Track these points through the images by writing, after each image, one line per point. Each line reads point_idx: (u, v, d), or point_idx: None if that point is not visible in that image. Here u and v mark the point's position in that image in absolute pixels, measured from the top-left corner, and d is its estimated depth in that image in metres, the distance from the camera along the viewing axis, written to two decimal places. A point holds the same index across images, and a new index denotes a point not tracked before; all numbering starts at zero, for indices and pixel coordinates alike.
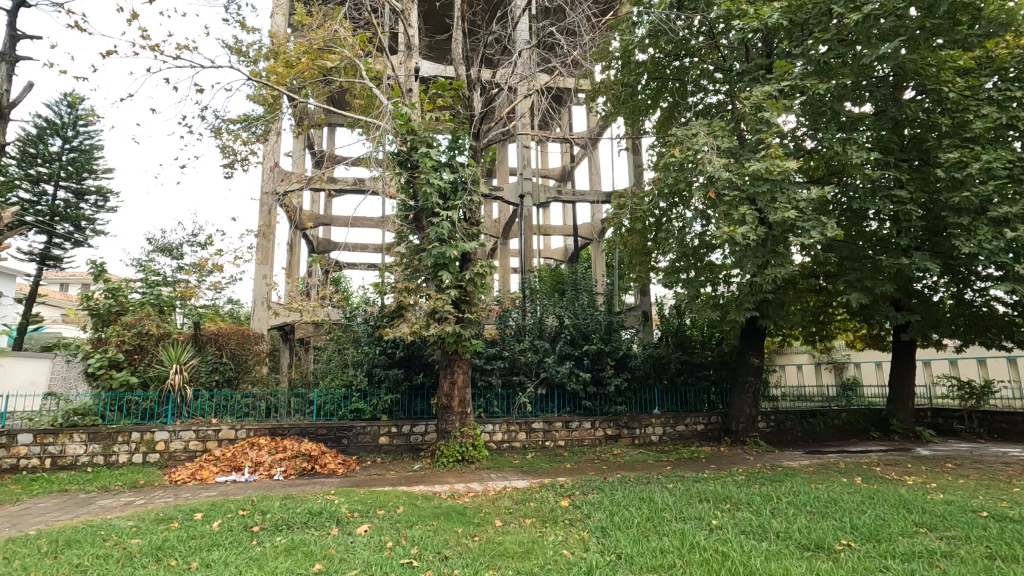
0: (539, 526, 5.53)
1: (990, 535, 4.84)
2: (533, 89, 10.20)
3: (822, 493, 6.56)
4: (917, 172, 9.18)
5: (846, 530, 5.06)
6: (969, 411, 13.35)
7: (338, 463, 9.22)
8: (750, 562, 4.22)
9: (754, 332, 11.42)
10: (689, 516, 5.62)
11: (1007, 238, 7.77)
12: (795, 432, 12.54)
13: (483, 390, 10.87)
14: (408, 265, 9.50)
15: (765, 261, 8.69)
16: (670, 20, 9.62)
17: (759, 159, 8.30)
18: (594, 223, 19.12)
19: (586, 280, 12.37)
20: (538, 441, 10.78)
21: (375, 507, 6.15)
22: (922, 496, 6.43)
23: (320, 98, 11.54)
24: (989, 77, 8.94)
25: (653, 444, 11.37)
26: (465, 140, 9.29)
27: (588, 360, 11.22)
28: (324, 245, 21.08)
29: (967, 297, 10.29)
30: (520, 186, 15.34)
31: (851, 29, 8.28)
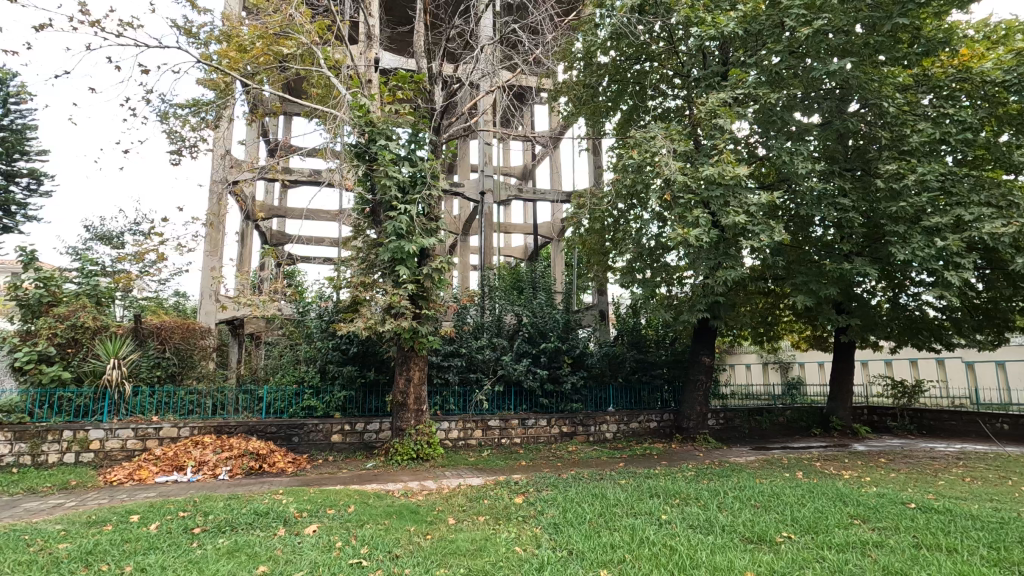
0: (492, 523, 5.52)
1: (917, 525, 5.14)
2: (495, 85, 10.17)
3: (765, 487, 6.82)
4: (858, 182, 9.63)
5: (787, 523, 5.27)
6: (901, 409, 14.16)
7: (288, 462, 8.94)
8: (697, 556, 4.32)
9: (706, 332, 11.75)
10: (640, 512, 5.74)
11: (938, 246, 8.25)
12: (743, 429, 13.02)
13: (439, 387, 10.79)
14: (365, 260, 9.29)
15: (717, 263, 8.95)
16: (631, 24, 9.80)
17: (712, 164, 8.54)
18: (554, 222, 19.26)
19: (544, 279, 12.48)
20: (494, 438, 10.77)
21: (325, 506, 6.00)
22: (857, 490, 6.76)
23: (275, 86, 11.17)
24: (926, 94, 9.44)
25: (607, 441, 11.56)
26: (425, 134, 9.16)
27: (545, 357, 11.32)
28: (278, 238, 20.47)
29: (901, 301, 10.85)
30: (481, 183, 15.26)
31: (801, 43, 8.61)
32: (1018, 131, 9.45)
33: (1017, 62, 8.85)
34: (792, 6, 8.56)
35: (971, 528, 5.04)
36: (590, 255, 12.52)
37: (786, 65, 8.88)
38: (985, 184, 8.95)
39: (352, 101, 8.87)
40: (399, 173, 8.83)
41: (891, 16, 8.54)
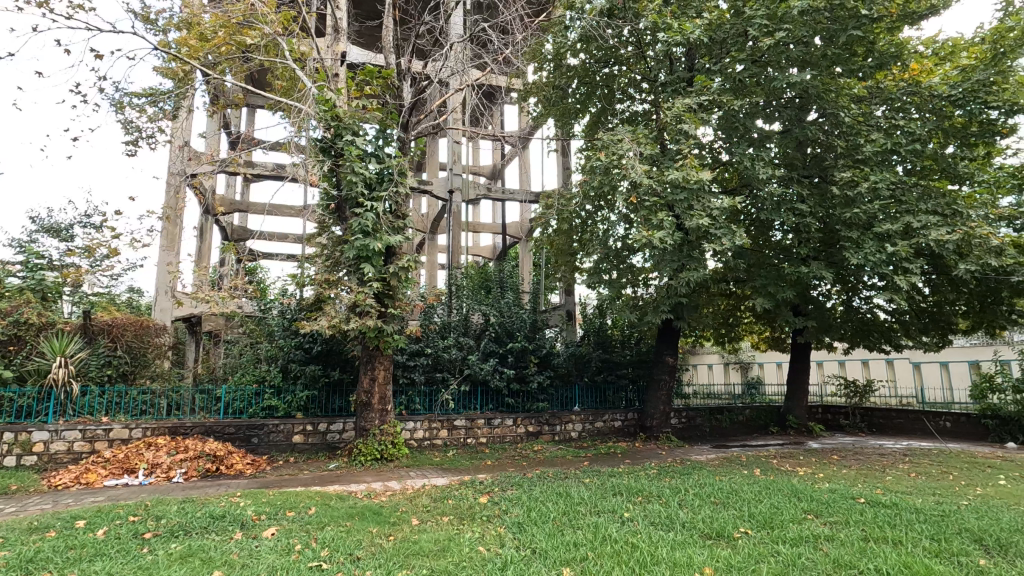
0: (456, 523, 5.49)
1: (866, 519, 5.35)
2: (464, 83, 10.11)
3: (724, 485, 6.99)
4: (816, 189, 9.96)
5: (744, 519, 5.42)
6: (853, 408, 14.72)
7: (246, 463, 8.68)
8: (657, 553, 4.39)
9: (670, 332, 11.95)
10: (603, 510, 5.80)
11: (888, 252, 8.61)
12: (704, 427, 13.34)
13: (404, 387, 10.68)
14: (329, 257, 9.12)
15: (681, 265, 9.13)
16: (600, 27, 9.92)
17: (677, 168, 8.71)
18: (523, 222, 19.30)
19: (512, 279, 12.49)
20: (460, 438, 10.73)
21: (284, 509, 5.86)
22: (811, 486, 7.01)
23: (238, 77, 10.85)
24: (879, 106, 9.75)
25: (572, 440, 11.65)
26: (393, 130, 9.05)
27: (512, 357, 11.34)
28: (240, 234, 19.89)
29: (855, 304, 11.26)
30: (450, 181, 15.18)
31: (763, 52, 8.86)
32: (963, 143, 9.96)
33: (961, 79, 9.55)
34: (755, 16, 8.80)
35: (915, 521, 5.28)
36: (558, 256, 12.61)
37: (749, 74, 9.13)
38: (932, 193, 9.39)
39: (317, 94, 8.68)
40: (365, 170, 8.69)
41: (846, 28, 8.82)
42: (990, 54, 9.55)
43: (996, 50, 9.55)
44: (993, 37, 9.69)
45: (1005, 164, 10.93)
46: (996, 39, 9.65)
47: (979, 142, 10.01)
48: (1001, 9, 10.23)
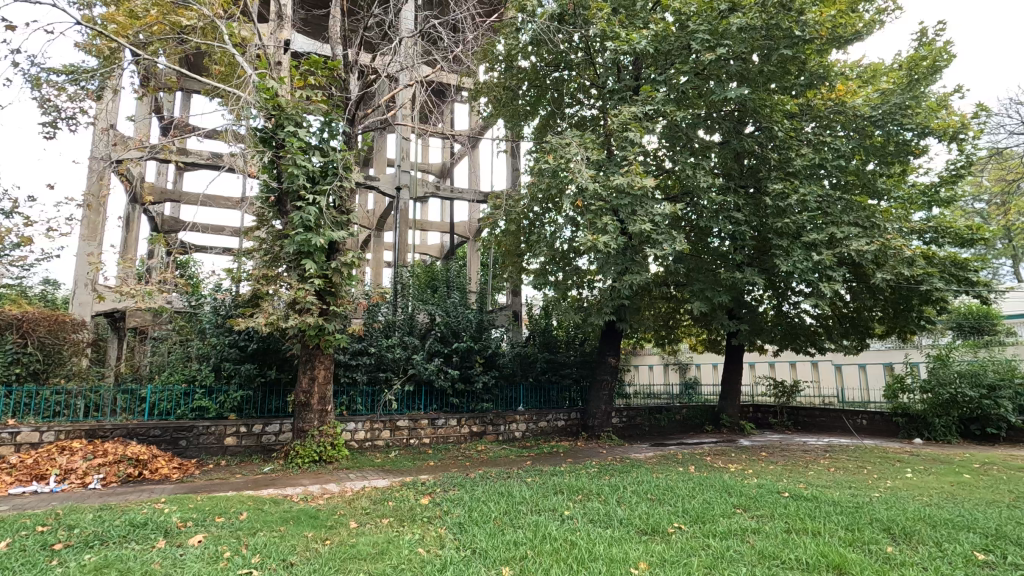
0: (396, 525, 5.41)
1: (789, 512, 5.67)
2: (414, 79, 9.96)
3: (661, 481, 7.23)
4: (751, 199, 10.46)
5: (678, 514, 5.62)
6: (781, 407, 15.56)
7: (173, 467, 8.20)
8: (594, 549, 4.49)
9: (613, 334, 12.23)
10: (544, 508, 5.87)
11: (814, 260, 9.16)
12: (644, 426, 13.76)
13: (346, 387, 10.42)
14: (268, 252, 8.78)
15: (624, 269, 9.36)
16: (551, 32, 10.05)
17: (622, 174, 8.94)
18: (471, 221, 19.23)
19: (459, 278, 12.44)
20: (402, 439, 10.57)
21: (213, 514, 5.59)
22: (741, 481, 7.37)
23: (171, 58, 10.27)
24: (809, 122, 10.37)
25: (515, 440, 11.72)
26: (338, 123, 8.80)
27: (457, 357, 11.28)
28: (171, 224, 18.85)
29: (784, 309, 11.89)
30: (397, 178, 14.95)
31: (705, 66, 9.22)
32: (882, 161, 10.75)
33: (881, 101, 10.26)
34: (697, 30, 9.15)
35: (832, 512, 5.63)
36: (505, 256, 12.66)
37: (692, 86, 9.48)
38: (854, 206, 10.06)
39: (258, 82, 8.33)
40: (309, 163, 8.41)
41: (779, 47, 9.22)
42: (906, 79, 10.47)
43: (911, 76, 10.50)
44: (909, 65, 10.68)
45: (917, 181, 11.91)
46: (912, 66, 10.62)
47: (895, 160, 10.84)
48: (917, 39, 11.13)
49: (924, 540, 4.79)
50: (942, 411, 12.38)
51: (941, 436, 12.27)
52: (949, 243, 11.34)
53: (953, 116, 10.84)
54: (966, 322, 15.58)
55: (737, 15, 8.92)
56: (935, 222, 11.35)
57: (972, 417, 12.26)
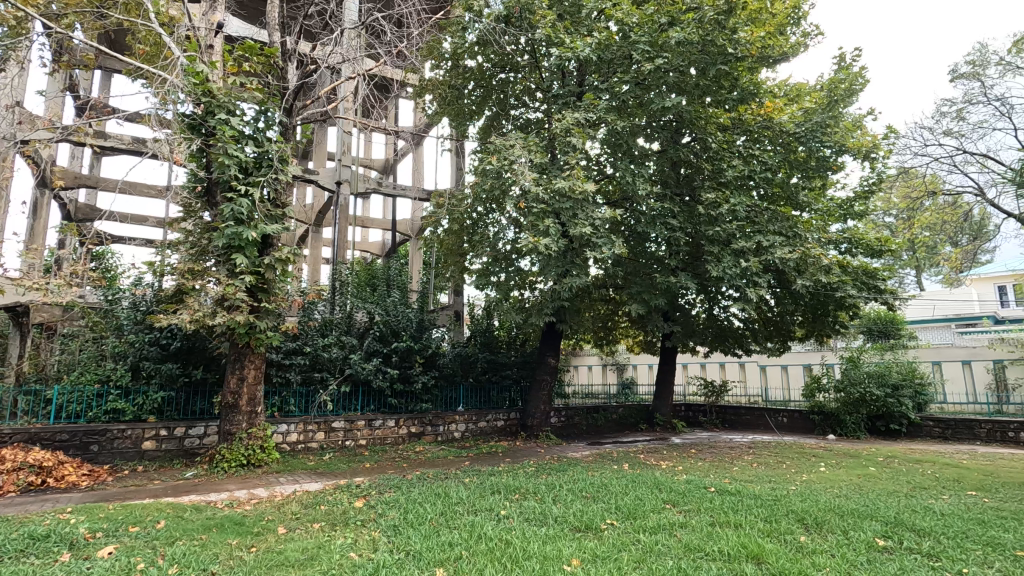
0: (327, 529, 5.26)
1: (714, 505, 5.94)
2: (356, 72, 9.69)
3: (596, 479, 7.41)
4: (686, 206, 10.90)
5: (612, 511, 5.77)
6: (710, 406, 16.31)
7: (82, 475, 7.58)
8: (528, 548, 4.54)
9: (553, 335, 12.40)
10: (480, 508, 5.87)
11: (742, 267, 9.65)
12: (581, 425, 14.04)
13: (278, 387, 10.03)
14: (195, 244, 8.30)
15: (565, 271, 9.50)
16: (496, 33, 10.08)
17: (564, 178, 9.10)
18: (414, 220, 18.97)
19: (400, 277, 12.24)
20: (337, 440, 10.28)
21: (126, 524, 5.23)
22: (671, 478, 7.66)
23: (89, 33, 9.56)
24: (740, 136, 10.98)
25: (454, 440, 11.67)
26: (275, 113, 8.45)
27: (396, 357, 11.09)
28: (86, 212, 17.55)
29: (715, 312, 12.45)
30: (337, 172, 14.53)
31: (646, 76, 9.50)
32: (804, 175, 11.43)
33: (805, 119, 11.02)
34: (638, 41, 9.44)
35: (753, 505, 5.96)
36: (447, 255, 12.59)
37: (633, 95, 9.76)
38: (779, 216, 10.67)
39: (186, 65, 7.88)
40: (241, 153, 8.03)
41: (715, 62, 9.48)
42: (826, 100, 11.20)
43: (831, 98, 11.27)
44: (829, 86, 11.48)
45: (835, 196, 12.81)
46: (832, 88, 11.41)
47: (816, 175, 11.53)
48: (836, 63, 11.98)
49: (833, 529, 5.15)
50: (852, 409, 13.32)
51: (851, 432, 13.21)
52: (861, 253, 12.26)
53: (866, 136, 11.74)
54: (875, 326, 17.39)
55: (675, 29, 9.27)
56: (849, 234, 12.25)
57: (878, 415, 13.28)
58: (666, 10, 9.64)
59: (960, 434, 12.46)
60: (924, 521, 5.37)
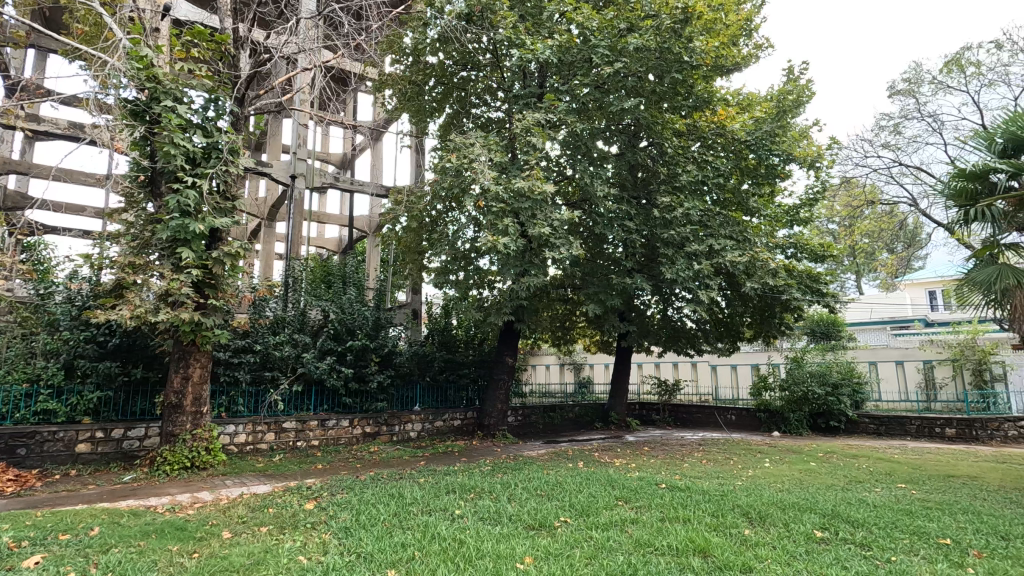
0: (275, 533, 5.12)
1: (664, 501, 6.10)
2: (312, 63, 9.41)
3: (550, 477, 7.49)
4: (642, 209, 11.13)
5: (566, 508, 5.83)
6: (663, 404, 16.81)
7: (7, 480, 7.11)
8: (482, 547, 4.54)
9: (511, 334, 12.43)
10: (435, 508, 5.83)
11: (694, 270, 9.92)
12: (538, 424, 14.15)
13: (226, 387, 9.68)
14: (137, 237, 7.91)
15: (524, 270, 9.53)
16: (458, 31, 10.02)
17: (523, 178, 9.13)
18: (372, 216, 18.66)
19: (356, 274, 12.01)
20: (289, 441, 10.01)
21: (56, 532, 4.93)
22: (624, 475, 7.82)
23: (21, 10, 8.96)
24: (695, 142, 11.30)
25: (410, 440, 11.55)
26: (225, 101, 8.14)
27: (351, 356, 10.88)
28: (17, 200, 16.45)
29: (669, 314, 12.77)
30: (292, 165, 14.13)
31: (605, 80, 9.64)
32: (754, 181, 11.96)
33: (755, 128, 11.45)
34: (598, 45, 9.58)
35: (701, 500, 6.15)
36: (405, 253, 12.47)
37: (592, 98, 9.90)
38: (730, 221, 11.05)
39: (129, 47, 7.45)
40: (188, 142, 7.69)
41: (671, 69, 9.72)
42: (775, 110, 11.66)
43: (780, 108, 11.73)
44: (778, 97, 11.95)
45: (783, 202, 13.33)
46: (781, 99, 11.89)
47: (765, 182, 12.07)
48: (786, 75, 12.48)
49: (775, 522, 5.38)
50: (795, 407, 13.92)
51: (794, 429, 13.78)
52: (806, 258, 12.83)
53: (812, 146, 12.29)
54: (818, 328, 18.37)
55: (634, 35, 9.45)
56: (795, 240, 12.80)
57: (819, 412, 13.93)
58: (625, 17, 9.82)
59: (892, 430, 13.23)
60: (858, 512, 5.67)
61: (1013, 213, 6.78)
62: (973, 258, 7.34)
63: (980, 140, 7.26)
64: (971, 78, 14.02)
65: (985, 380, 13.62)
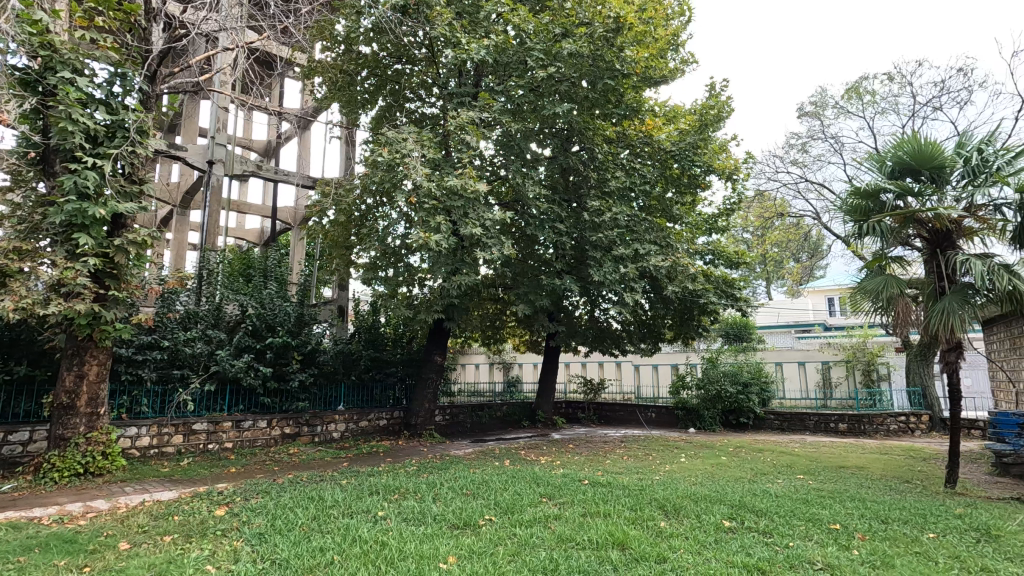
0: (180, 542, 4.79)
1: (586, 497, 6.29)
2: (234, 43, 8.87)
3: (476, 476, 7.50)
4: (573, 212, 11.36)
5: (490, 507, 5.86)
6: (588, 402, 17.29)
7: None
8: (405, 548, 4.47)
9: (440, 333, 12.30)
10: (356, 511, 5.67)
11: (620, 273, 10.27)
12: (466, 423, 14.13)
13: (128, 386, 8.96)
14: (25, 220, 7.13)
15: (455, 269, 9.47)
16: (393, 23, 9.80)
17: (456, 176, 9.07)
18: (297, 208, 17.88)
19: (278, 268, 11.46)
20: (199, 444, 9.40)
21: None
22: (549, 472, 7.97)
23: None
24: (624, 149, 11.70)
25: (333, 441, 11.18)
26: (133, 77, 7.51)
27: (270, 354, 10.37)
28: None
29: (596, 315, 13.18)
30: (210, 150, 13.26)
31: (539, 83, 9.77)
32: (677, 190, 12.49)
33: (680, 139, 12.02)
34: (534, 48, 9.69)
35: (620, 495, 6.39)
36: (332, 247, 12.09)
37: (527, 101, 9.99)
38: (654, 227, 11.54)
39: (19, 9, 6.70)
40: (89, 118, 7.04)
41: (603, 77, 10.00)
42: (698, 123, 12.28)
43: (702, 121, 12.33)
44: (700, 111, 12.59)
45: (703, 211, 14.04)
46: (703, 113, 12.52)
47: (687, 192, 12.69)
48: (708, 90, 13.17)
49: (688, 513, 5.67)
50: (710, 404, 14.74)
51: (708, 426, 14.59)
52: (722, 264, 13.60)
53: (730, 159, 13.06)
54: (731, 330, 19.64)
55: (568, 41, 9.63)
56: (713, 247, 13.54)
57: (731, 410, 14.82)
58: (560, 22, 10.00)
59: (794, 425, 14.32)
60: (762, 503, 6.08)
61: (899, 229, 7.54)
62: (864, 269, 8.09)
63: (873, 162, 8.00)
64: (868, 105, 15.40)
65: (873, 379, 15.07)
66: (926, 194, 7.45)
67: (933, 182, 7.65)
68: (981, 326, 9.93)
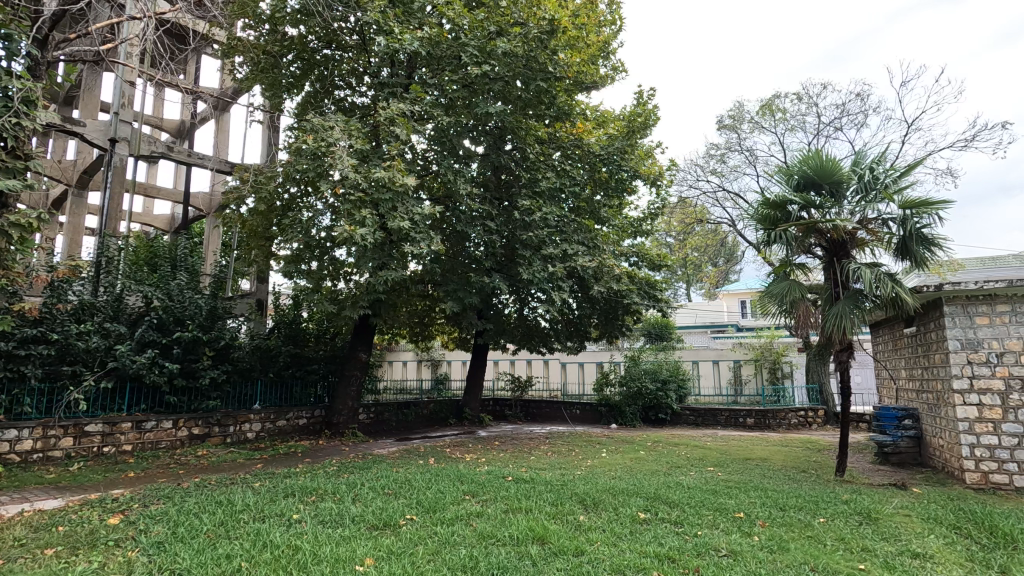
0: (65, 555, 4.35)
1: (508, 493, 6.32)
2: (143, 12, 8.18)
3: (399, 475, 7.37)
4: (503, 210, 11.40)
5: (412, 506, 5.76)
6: (515, 399, 17.44)
7: None
8: (319, 551, 4.31)
9: (365, 329, 11.96)
10: (269, 515, 5.39)
11: (548, 272, 10.43)
12: (391, 421, 13.88)
13: (8, 384, 8.06)
14: None
15: (382, 263, 9.23)
16: (322, 6, 9.41)
17: (385, 168, 8.81)
18: (213, 194, 16.79)
19: (189, 258, 10.70)
20: (92, 446, 8.63)
21: None
22: (473, 469, 7.96)
23: None
24: (555, 150, 11.90)
25: (246, 442, 10.61)
26: (20, 40, 6.75)
27: (178, 349, 9.66)
28: None
29: (524, 313, 13.31)
30: (113, 127, 12.14)
31: (472, 80, 9.73)
32: (605, 194, 12.86)
33: (608, 143, 12.38)
34: (468, 44, 9.63)
35: (542, 490, 6.48)
36: (250, 237, 11.46)
37: (460, 96, 9.92)
38: (582, 228, 11.83)
39: None
40: None
41: (536, 78, 10.11)
42: (626, 129, 12.68)
43: (630, 128, 12.76)
44: (629, 118, 12.97)
45: (629, 215, 14.50)
46: (631, 120, 12.92)
47: (614, 195, 13.08)
48: (636, 98, 13.61)
49: (606, 507, 5.84)
50: (631, 401, 15.31)
51: (629, 421, 15.15)
52: (646, 266, 14.13)
53: (655, 165, 13.55)
54: (654, 330, 20.65)
55: (503, 40, 9.64)
56: (638, 250, 14.05)
57: (651, 406, 15.43)
58: (495, 21, 10.00)
59: (707, 421, 15.16)
60: (675, 494, 6.38)
61: (802, 238, 8.14)
62: (772, 274, 8.67)
63: (781, 175, 8.59)
64: (780, 121, 16.56)
65: (778, 376, 16.28)
66: (826, 207, 8.10)
67: (832, 196, 8.32)
68: (870, 329, 10.91)
